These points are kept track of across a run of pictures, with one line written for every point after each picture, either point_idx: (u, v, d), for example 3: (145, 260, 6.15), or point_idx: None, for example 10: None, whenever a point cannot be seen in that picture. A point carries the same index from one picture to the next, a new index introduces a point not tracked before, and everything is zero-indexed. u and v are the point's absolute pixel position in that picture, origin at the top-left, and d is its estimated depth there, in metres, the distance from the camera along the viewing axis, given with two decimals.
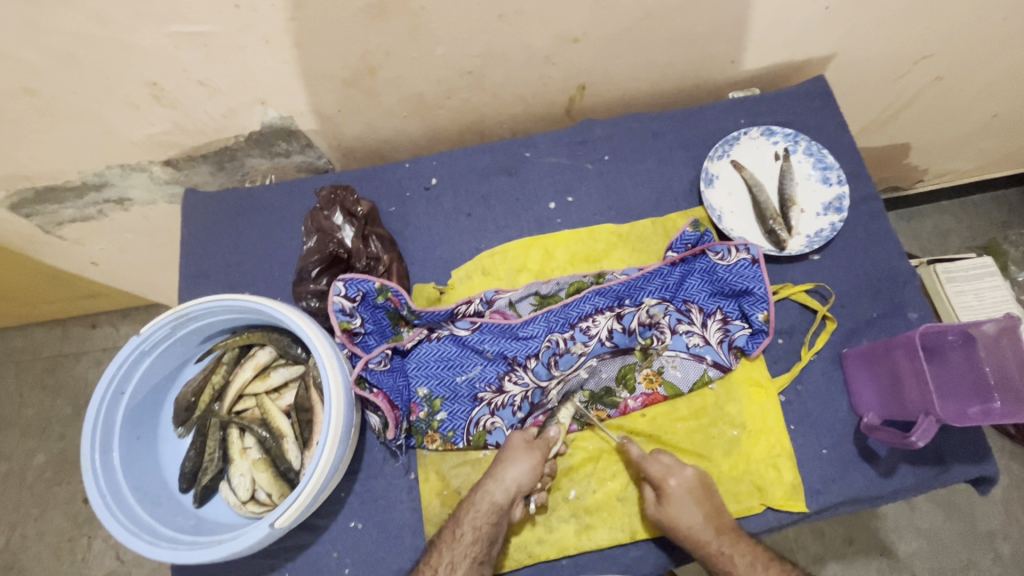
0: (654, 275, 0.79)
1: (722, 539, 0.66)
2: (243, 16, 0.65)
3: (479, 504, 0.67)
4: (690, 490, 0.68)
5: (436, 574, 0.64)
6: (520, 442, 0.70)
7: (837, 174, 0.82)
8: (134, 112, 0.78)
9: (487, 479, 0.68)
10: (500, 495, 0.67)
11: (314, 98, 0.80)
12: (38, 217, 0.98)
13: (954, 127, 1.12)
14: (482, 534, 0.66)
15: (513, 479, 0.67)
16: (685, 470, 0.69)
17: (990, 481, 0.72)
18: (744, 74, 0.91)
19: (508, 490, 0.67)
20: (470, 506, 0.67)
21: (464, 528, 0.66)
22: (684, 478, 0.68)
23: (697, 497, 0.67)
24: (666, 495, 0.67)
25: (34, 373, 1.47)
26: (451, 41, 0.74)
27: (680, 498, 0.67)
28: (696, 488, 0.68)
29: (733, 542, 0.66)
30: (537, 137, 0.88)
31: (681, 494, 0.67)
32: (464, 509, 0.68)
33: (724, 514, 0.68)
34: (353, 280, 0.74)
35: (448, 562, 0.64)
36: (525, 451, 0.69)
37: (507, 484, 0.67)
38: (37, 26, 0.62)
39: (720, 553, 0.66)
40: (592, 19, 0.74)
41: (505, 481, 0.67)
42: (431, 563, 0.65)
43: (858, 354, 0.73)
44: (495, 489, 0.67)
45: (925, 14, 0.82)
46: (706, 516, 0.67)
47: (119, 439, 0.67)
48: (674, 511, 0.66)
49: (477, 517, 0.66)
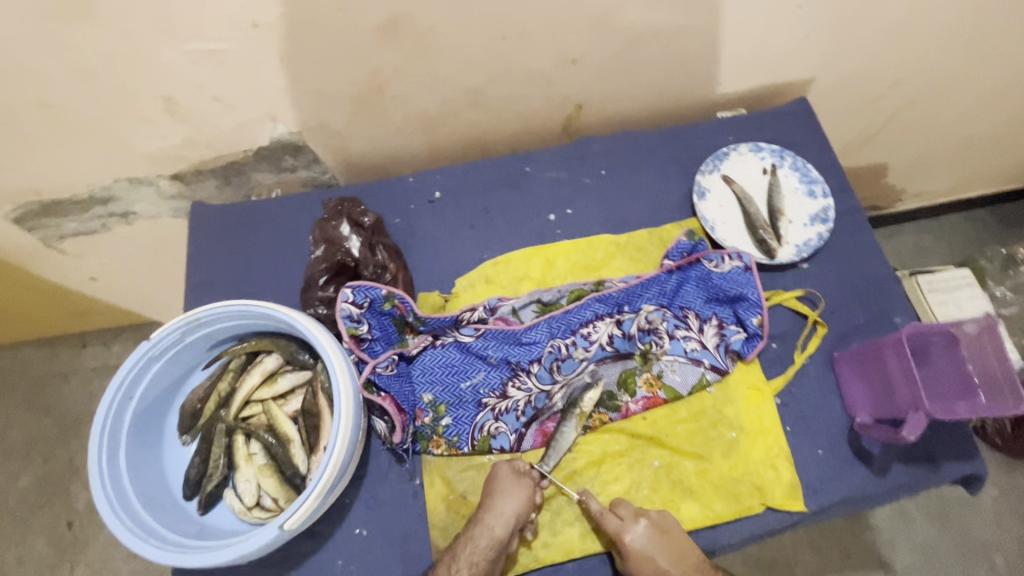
0: (652, 283, 0.81)
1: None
2: (259, 34, 0.69)
3: (477, 538, 0.67)
4: (645, 538, 0.67)
5: None
6: (509, 472, 0.71)
7: (821, 188, 0.87)
8: (147, 126, 0.80)
9: (483, 513, 0.68)
10: (497, 530, 0.67)
11: (324, 115, 0.83)
12: (41, 230, 0.99)
13: (929, 147, 1.18)
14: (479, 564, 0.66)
15: (506, 512, 0.68)
16: (637, 523, 0.68)
17: (979, 480, 0.74)
18: (731, 95, 0.96)
19: (502, 525, 0.67)
20: (469, 540, 0.67)
21: (461, 564, 0.65)
22: (638, 533, 0.67)
23: (657, 542, 0.67)
24: (628, 552, 0.66)
25: (20, 394, 1.44)
26: (457, 61, 0.78)
27: (643, 551, 0.66)
28: (653, 534, 0.67)
29: None
30: (537, 153, 0.91)
31: (638, 550, 0.66)
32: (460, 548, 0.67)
33: (687, 555, 0.68)
34: (361, 287, 0.76)
35: None
36: (515, 481, 0.70)
37: (502, 518, 0.67)
38: (62, 40, 0.65)
39: None
40: (590, 42, 0.79)
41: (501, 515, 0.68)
42: None
43: (849, 356, 0.76)
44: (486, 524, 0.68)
45: (896, 40, 0.89)
46: (671, 559, 0.67)
47: (126, 444, 0.67)
48: (637, 564, 0.66)
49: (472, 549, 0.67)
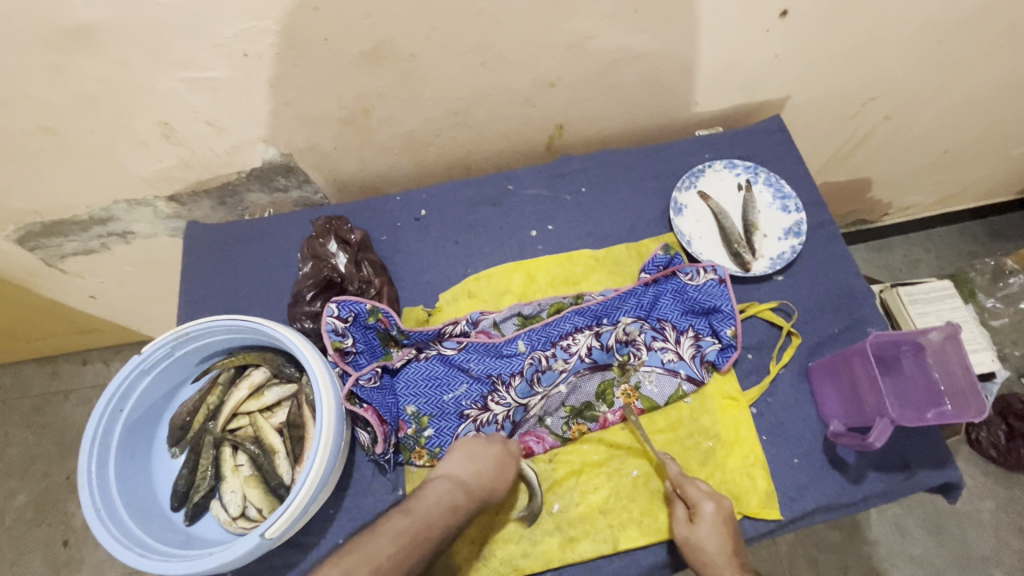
0: (629, 295, 0.83)
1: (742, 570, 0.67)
2: (250, 62, 0.72)
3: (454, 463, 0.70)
4: (724, 519, 0.68)
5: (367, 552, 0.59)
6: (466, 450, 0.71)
7: (794, 202, 0.89)
8: (144, 149, 0.84)
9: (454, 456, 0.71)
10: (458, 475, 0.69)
11: (313, 137, 0.87)
12: (42, 250, 1.02)
13: (906, 161, 1.21)
14: (408, 532, 0.61)
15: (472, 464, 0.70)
16: (723, 500, 0.69)
17: (956, 489, 0.75)
18: (709, 114, 1.00)
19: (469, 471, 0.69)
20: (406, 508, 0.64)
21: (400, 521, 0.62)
22: (720, 506, 0.69)
23: (728, 527, 0.68)
24: (699, 519, 0.68)
25: (21, 411, 1.47)
26: (439, 84, 0.82)
27: (712, 525, 0.67)
28: (728, 518, 0.68)
29: None
30: (520, 171, 0.95)
31: (709, 525, 0.67)
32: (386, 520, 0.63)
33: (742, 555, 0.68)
34: (346, 301, 0.79)
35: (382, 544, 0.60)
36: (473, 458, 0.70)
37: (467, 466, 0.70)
38: (63, 71, 0.69)
39: None
40: (567, 65, 0.83)
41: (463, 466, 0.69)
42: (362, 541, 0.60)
43: (822, 365, 0.77)
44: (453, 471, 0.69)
45: (864, 60, 0.92)
46: (731, 549, 0.67)
47: (115, 455, 0.69)
48: (704, 536, 0.67)
49: (409, 517, 0.63)
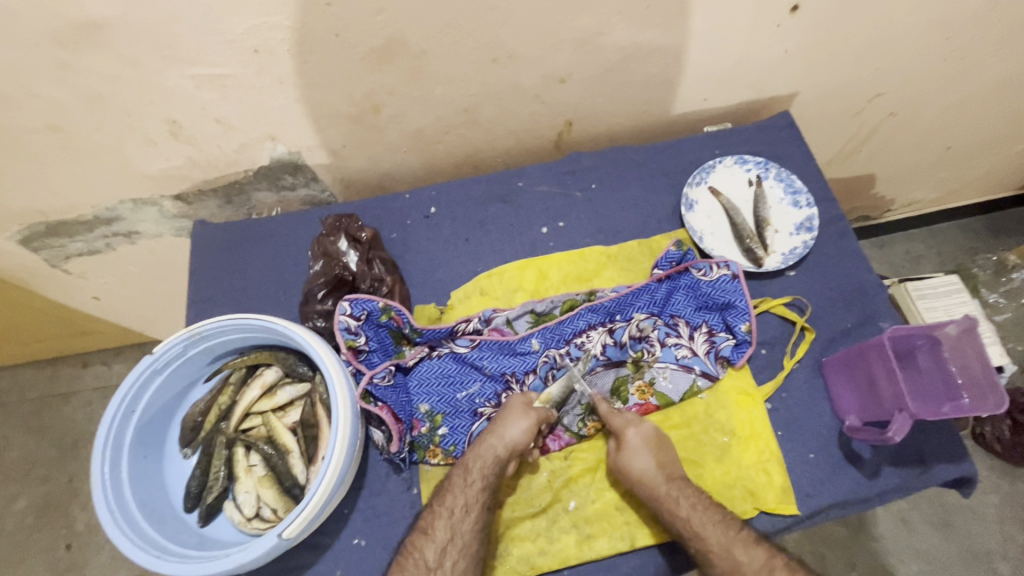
0: (642, 291, 0.83)
1: (673, 484, 0.70)
2: (260, 59, 0.72)
3: (472, 466, 0.71)
4: (647, 437, 0.72)
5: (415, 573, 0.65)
6: (519, 404, 0.75)
7: (806, 198, 0.89)
8: (151, 147, 0.83)
9: (469, 459, 0.71)
10: (477, 481, 0.70)
11: (322, 135, 0.86)
12: (46, 251, 1.01)
13: (912, 157, 1.21)
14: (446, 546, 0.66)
15: (484, 468, 0.70)
16: (643, 423, 0.73)
17: (971, 483, 0.75)
18: (717, 110, 1.00)
19: (484, 476, 0.70)
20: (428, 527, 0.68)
21: (434, 538, 0.67)
22: (641, 429, 0.73)
23: (653, 446, 0.72)
24: (624, 443, 0.72)
25: (21, 414, 1.45)
26: (449, 81, 0.81)
27: (636, 445, 0.71)
28: (652, 438, 0.72)
29: (681, 487, 0.69)
30: (529, 167, 0.94)
31: (637, 445, 0.71)
32: (423, 534, 0.68)
33: (673, 463, 0.72)
34: (358, 299, 0.78)
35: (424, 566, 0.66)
36: (523, 411, 0.73)
37: (480, 468, 0.70)
38: (71, 68, 0.68)
39: (669, 495, 0.69)
40: (577, 61, 0.83)
41: (472, 471, 0.70)
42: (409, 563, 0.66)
43: (836, 360, 0.77)
44: (470, 477, 0.70)
45: (873, 55, 0.92)
46: (659, 463, 0.71)
47: (128, 456, 0.69)
48: (630, 456, 0.71)
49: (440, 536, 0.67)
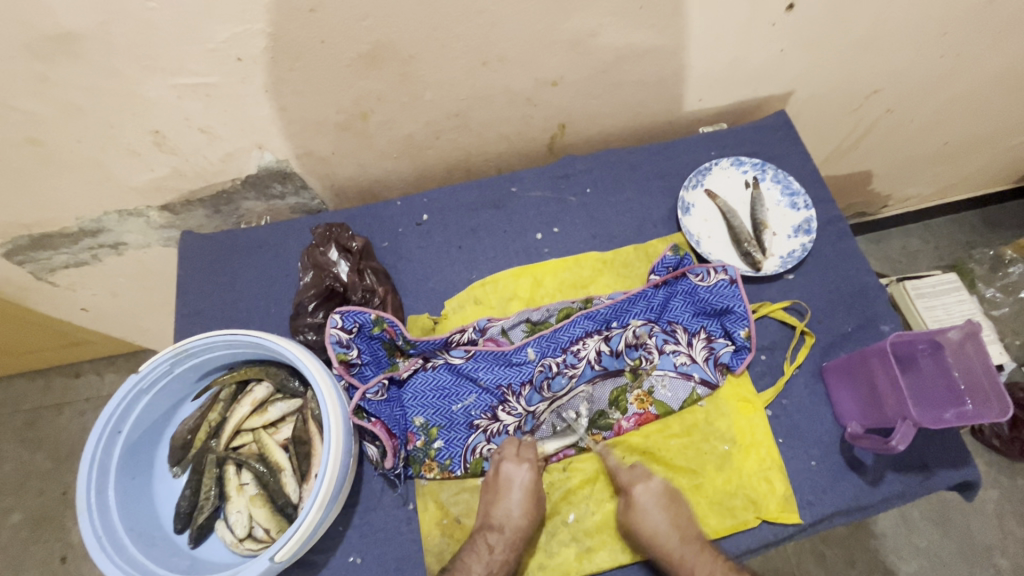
0: (639, 298, 0.82)
1: (686, 545, 0.69)
2: (244, 67, 0.70)
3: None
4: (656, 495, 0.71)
5: None
6: (512, 452, 0.75)
7: (803, 199, 0.88)
8: (134, 158, 0.81)
9: (469, 555, 0.69)
10: (482, 568, 0.68)
11: (310, 142, 0.84)
12: (31, 264, 0.99)
13: (909, 153, 1.20)
14: None
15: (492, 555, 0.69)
16: (652, 479, 0.72)
17: (974, 487, 0.74)
18: (712, 110, 0.98)
19: (488, 562, 0.68)
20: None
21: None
22: (650, 487, 0.71)
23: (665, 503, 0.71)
24: (633, 501, 0.71)
25: (13, 427, 1.43)
26: (439, 86, 0.80)
27: (646, 504, 0.70)
28: (663, 495, 0.71)
29: (697, 552, 0.69)
30: (522, 172, 0.93)
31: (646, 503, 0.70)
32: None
33: (689, 524, 0.70)
34: (350, 312, 0.77)
35: None
36: (516, 464, 0.73)
37: (486, 556, 0.69)
38: (48, 80, 0.66)
39: (684, 561, 0.68)
40: (569, 64, 0.81)
41: (484, 553, 0.69)
42: None
43: (837, 366, 0.76)
44: (477, 565, 0.68)
45: (869, 52, 0.91)
46: (671, 522, 0.69)
47: (115, 478, 0.67)
48: (639, 516, 0.70)
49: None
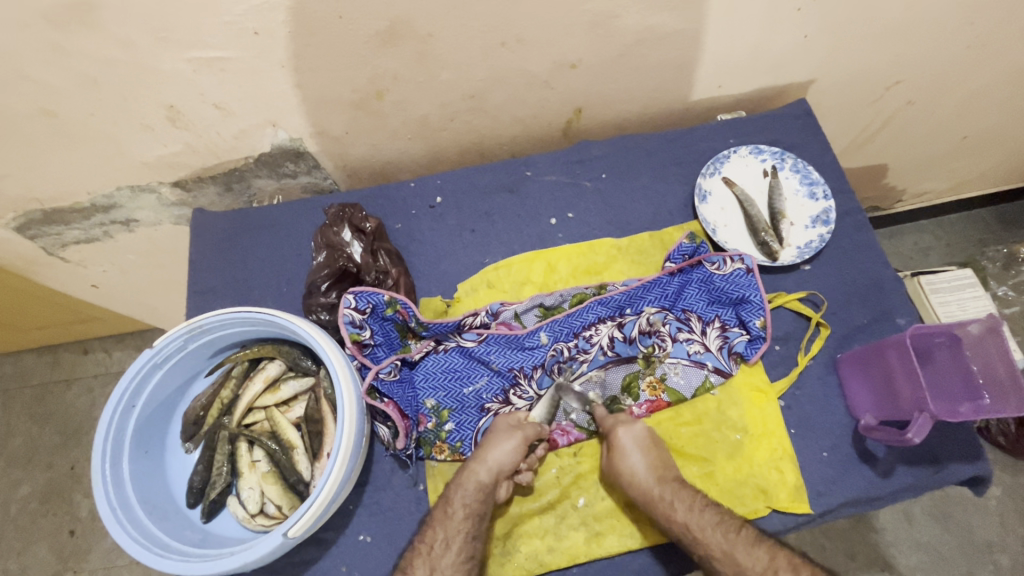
0: (654, 285, 0.81)
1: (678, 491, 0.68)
2: (260, 41, 0.69)
3: (466, 483, 0.68)
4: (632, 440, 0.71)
5: (431, 550, 0.65)
6: (504, 425, 0.73)
7: (822, 189, 0.87)
8: (148, 133, 0.80)
9: (472, 461, 0.70)
10: (484, 475, 0.69)
11: (324, 120, 0.83)
12: (43, 239, 0.99)
13: (928, 147, 1.18)
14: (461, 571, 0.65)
15: (497, 461, 0.69)
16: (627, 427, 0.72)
17: (984, 481, 0.74)
18: (730, 98, 0.96)
19: (492, 470, 0.69)
20: (457, 487, 0.68)
21: (454, 507, 0.67)
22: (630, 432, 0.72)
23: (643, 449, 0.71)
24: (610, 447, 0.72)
25: (22, 401, 1.44)
26: (456, 66, 0.78)
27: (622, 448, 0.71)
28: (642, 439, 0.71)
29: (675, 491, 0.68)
30: (537, 156, 0.91)
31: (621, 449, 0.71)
32: (441, 512, 0.67)
33: (669, 467, 0.70)
34: (363, 292, 0.76)
35: (443, 537, 0.65)
36: (508, 432, 0.72)
37: (490, 463, 0.69)
38: (63, 50, 0.65)
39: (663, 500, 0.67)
40: (588, 46, 0.79)
41: (488, 461, 0.69)
42: (425, 540, 0.66)
43: (852, 358, 0.76)
44: (480, 471, 0.69)
45: (894, 41, 0.89)
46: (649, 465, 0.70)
47: (129, 451, 0.67)
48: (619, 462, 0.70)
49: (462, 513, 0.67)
